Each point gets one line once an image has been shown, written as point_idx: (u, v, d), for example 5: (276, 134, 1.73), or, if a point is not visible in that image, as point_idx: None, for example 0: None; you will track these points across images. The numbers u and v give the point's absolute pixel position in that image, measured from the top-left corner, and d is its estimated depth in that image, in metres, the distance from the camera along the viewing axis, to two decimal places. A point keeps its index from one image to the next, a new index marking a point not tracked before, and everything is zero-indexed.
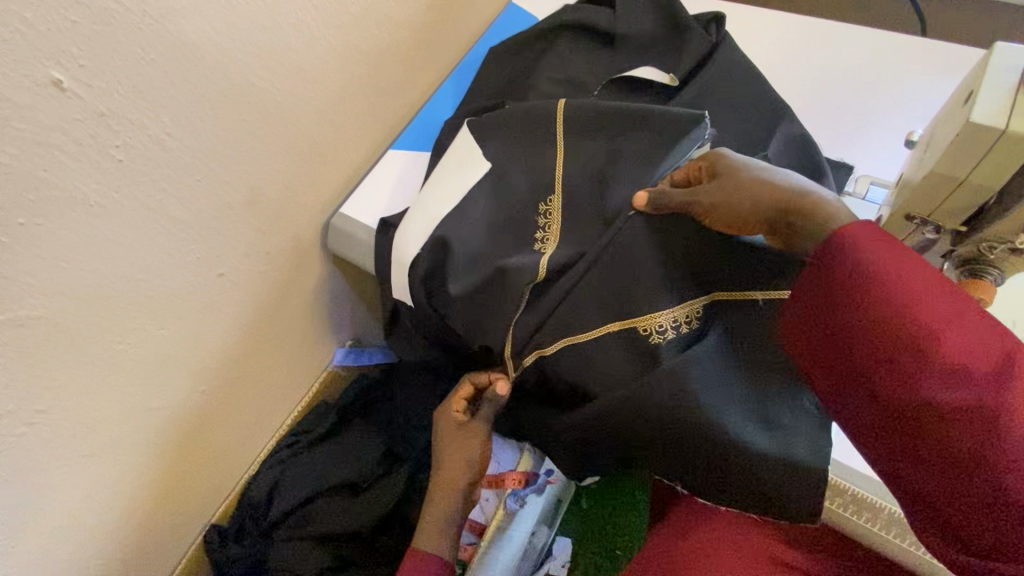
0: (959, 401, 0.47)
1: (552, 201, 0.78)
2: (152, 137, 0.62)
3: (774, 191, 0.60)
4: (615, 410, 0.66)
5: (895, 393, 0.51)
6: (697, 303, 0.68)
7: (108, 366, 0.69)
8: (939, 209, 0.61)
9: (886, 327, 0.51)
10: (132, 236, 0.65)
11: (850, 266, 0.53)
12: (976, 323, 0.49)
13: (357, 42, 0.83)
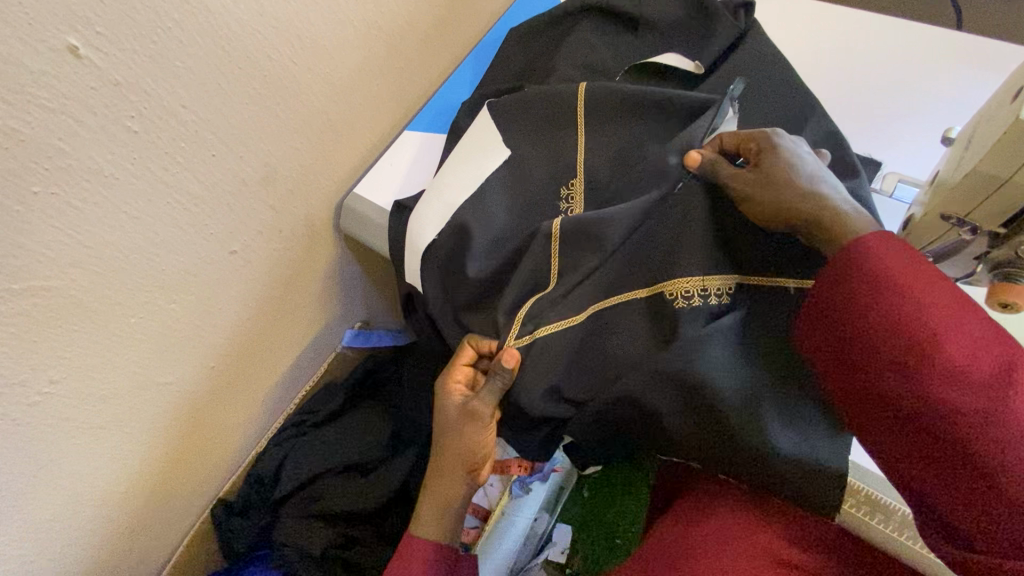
0: (964, 402, 0.49)
1: (575, 184, 0.77)
2: (168, 109, 0.61)
3: (816, 201, 0.61)
4: (635, 391, 0.64)
5: (903, 394, 0.52)
6: (729, 278, 0.66)
7: (120, 339, 0.69)
8: (980, 208, 0.59)
9: (891, 329, 0.53)
10: (147, 210, 0.64)
11: (864, 270, 0.56)
12: (982, 329, 0.51)
13: (377, 17, 0.81)
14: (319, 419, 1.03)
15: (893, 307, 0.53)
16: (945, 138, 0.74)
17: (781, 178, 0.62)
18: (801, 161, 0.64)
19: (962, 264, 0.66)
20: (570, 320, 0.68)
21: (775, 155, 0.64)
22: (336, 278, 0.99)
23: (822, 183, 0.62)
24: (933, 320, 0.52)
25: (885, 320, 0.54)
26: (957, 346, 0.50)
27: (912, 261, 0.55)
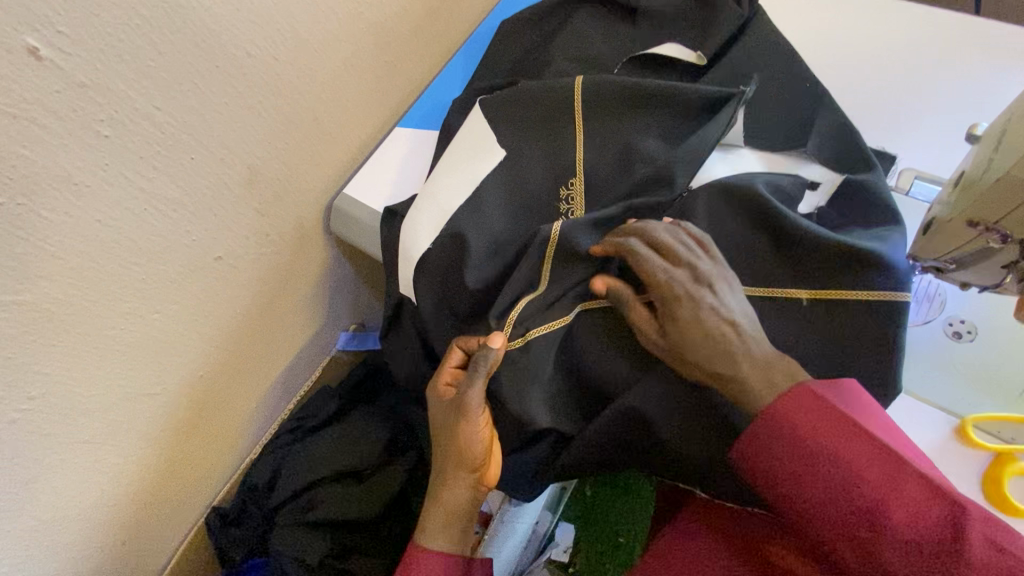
0: (919, 568, 0.47)
1: (575, 183, 0.73)
2: (141, 111, 0.58)
3: (684, 329, 0.56)
4: (639, 407, 0.62)
5: (856, 561, 0.50)
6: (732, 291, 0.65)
7: (101, 352, 0.66)
8: (1012, 214, 0.55)
9: (828, 500, 0.51)
10: (122, 218, 0.61)
11: (788, 436, 0.53)
12: (913, 485, 0.49)
13: (362, 10, 0.77)
14: (313, 425, 1.01)
15: (823, 474, 0.51)
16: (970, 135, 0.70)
17: (674, 300, 0.57)
18: (703, 272, 0.58)
19: (991, 272, 0.61)
20: (555, 322, 0.66)
21: (674, 272, 0.58)
22: (328, 282, 0.96)
23: (718, 307, 0.56)
24: (867, 486, 0.50)
25: (823, 491, 0.51)
26: (898, 513, 0.49)
27: (830, 417, 0.52)
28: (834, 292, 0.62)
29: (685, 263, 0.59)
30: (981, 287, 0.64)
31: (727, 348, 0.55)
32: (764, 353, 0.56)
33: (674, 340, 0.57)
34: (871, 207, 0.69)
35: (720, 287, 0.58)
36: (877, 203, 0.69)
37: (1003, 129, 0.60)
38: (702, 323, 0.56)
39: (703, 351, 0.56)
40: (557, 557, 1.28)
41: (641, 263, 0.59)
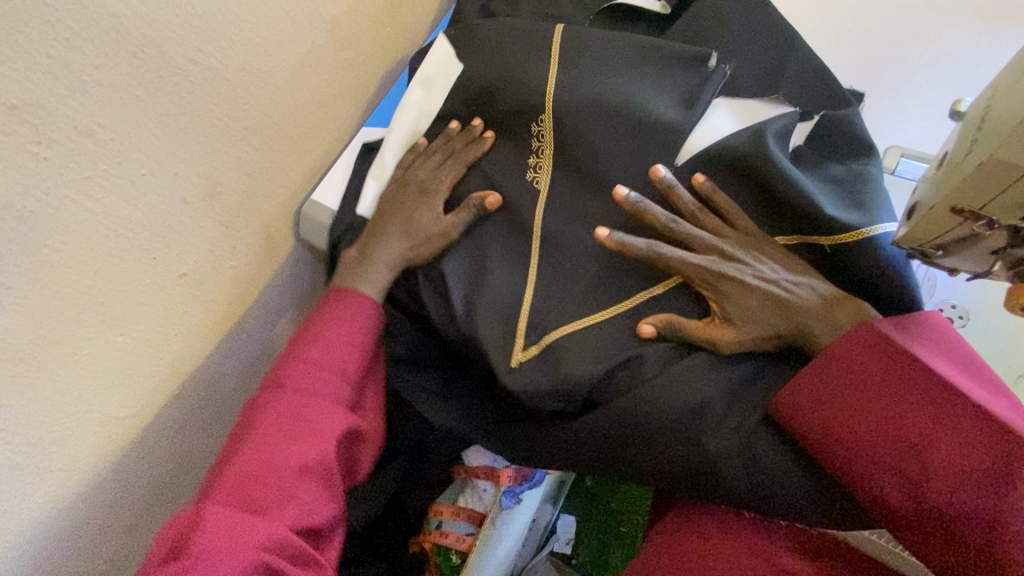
0: (963, 491, 0.55)
1: (540, 170, 0.76)
2: (81, 128, 0.55)
3: (738, 291, 0.66)
4: (691, 399, 0.65)
5: (912, 481, 0.57)
6: (764, 286, 0.66)
7: (70, 384, 0.64)
8: (994, 200, 0.52)
9: (880, 423, 0.60)
10: (73, 242, 0.58)
11: (841, 365, 0.62)
12: (966, 420, 0.57)
13: (316, 9, 0.74)
14: None
15: (878, 412, 0.60)
16: (953, 111, 0.66)
17: (729, 284, 0.67)
18: (733, 253, 0.68)
19: (980, 259, 0.58)
20: (596, 315, 0.71)
21: (713, 263, 0.67)
22: (303, 289, 0.95)
23: (761, 273, 0.67)
24: (915, 420, 0.59)
25: (871, 427, 0.60)
26: (948, 446, 0.56)
27: (887, 353, 0.61)
28: (848, 237, 0.66)
29: (714, 250, 0.68)
30: (973, 272, 0.61)
31: (802, 306, 0.66)
32: (824, 298, 0.66)
33: (737, 333, 0.66)
34: (859, 147, 0.75)
35: (755, 260, 0.68)
36: (853, 141, 0.76)
37: (984, 104, 0.57)
38: (765, 293, 0.66)
39: (787, 322, 0.66)
40: (560, 549, 1.27)
41: (690, 266, 0.68)
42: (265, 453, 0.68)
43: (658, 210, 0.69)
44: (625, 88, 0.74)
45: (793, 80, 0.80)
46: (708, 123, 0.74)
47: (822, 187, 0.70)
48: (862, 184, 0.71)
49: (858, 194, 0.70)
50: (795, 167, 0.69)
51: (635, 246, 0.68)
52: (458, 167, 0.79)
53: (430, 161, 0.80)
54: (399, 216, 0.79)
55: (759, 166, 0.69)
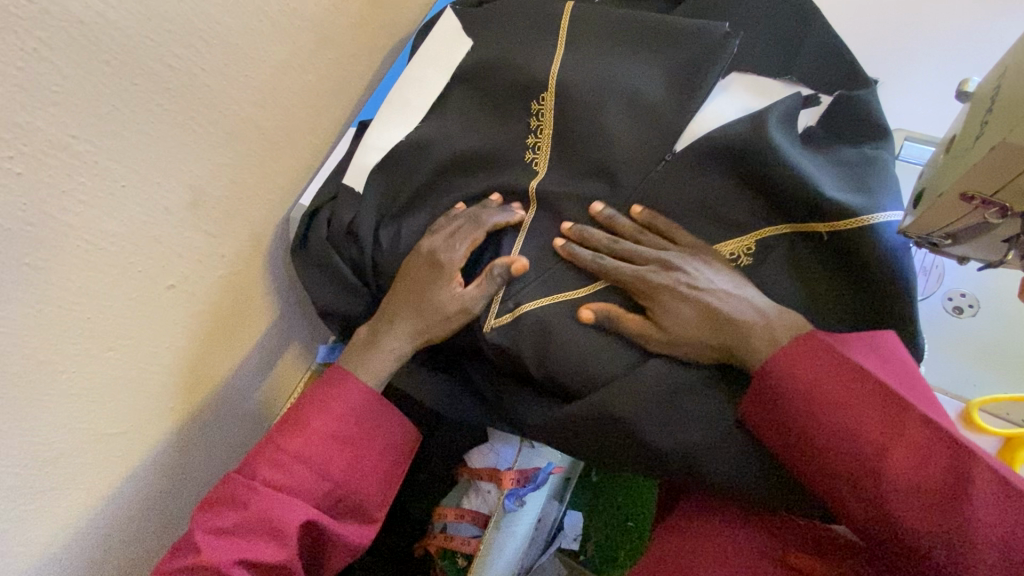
0: (919, 511, 0.51)
1: (539, 162, 0.73)
2: (54, 141, 0.53)
3: (673, 302, 0.64)
4: (664, 388, 0.64)
5: (867, 498, 0.53)
6: (700, 296, 0.64)
7: (59, 404, 0.62)
8: (1005, 186, 0.50)
9: (834, 438, 0.56)
10: (53, 258, 0.56)
11: (788, 375, 0.59)
12: (919, 433, 0.53)
13: (295, 9, 0.72)
14: None
15: (830, 424, 0.56)
16: (959, 92, 0.63)
17: (664, 294, 0.64)
18: (672, 265, 0.66)
19: (991, 246, 0.56)
20: (568, 292, 0.69)
21: (652, 273, 0.66)
22: (295, 294, 0.94)
23: (696, 283, 0.64)
24: (867, 434, 0.54)
25: (827, 438, 0.56)
26: (903, 457, 0.52)
27: (835, 362, 0.58)
28: (846, 223, 0.64)
29: (654, 262, 0.67)
30: (985, 259, 0.59)
31: (735, 318, 0.62)
32: (761, 314, 0.62)
33: (669, 342, 0.64)
34: (865, 125, 0.73)
35: (694, 270, 0.65)
36: (865, 123, 0.72)
37: (997, 84, 0.54)
38: (698, 305, 0.63)
39: (718, 332, 0.63)
40: (567, 546, 1.24)
41: (628, 275, 0.66)
42: (248, 529, 0.63)
43: (600, 233, 0.69)
44: (623, 74, 0.72)
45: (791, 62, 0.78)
46: (714, 106, 0.73)
47: (824, 170, 0.68)
48: (868, 172, 0.68)
49: (864, 181, 0.67)
50: (796, 152, 0.68)
51: (582, 258, 0.68)
52: (474, 232, 0.70)
53: (452, 223, 0.71)
54: (408, 283, 0.71)
55: (755, 152, 0.66)
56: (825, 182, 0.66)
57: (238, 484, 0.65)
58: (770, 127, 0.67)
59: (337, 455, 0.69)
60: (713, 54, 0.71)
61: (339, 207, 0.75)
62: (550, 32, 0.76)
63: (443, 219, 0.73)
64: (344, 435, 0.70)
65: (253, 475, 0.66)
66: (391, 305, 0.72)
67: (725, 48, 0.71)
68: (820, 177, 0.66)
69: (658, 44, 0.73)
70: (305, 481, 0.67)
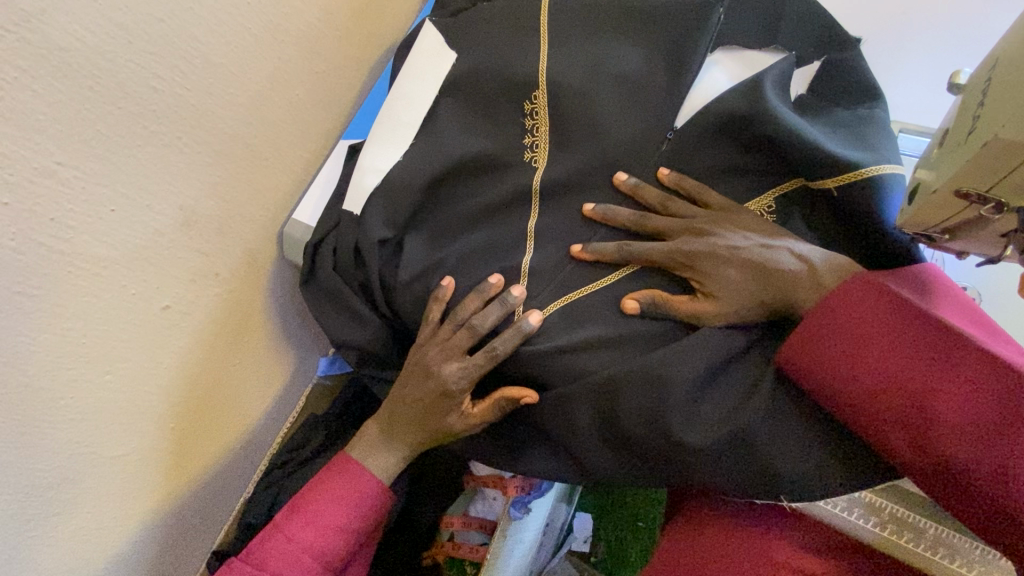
0: (979, 436, 0.48)
1: (537, 153, 0.73)
2: (41, 169, 0.53)
3: (716, 265, 0.62)
4: (706, 360, 0.61)
5: (926, 431, 0.51)
6: (744, 255, 0.61)
7: (58, 430, 0.62)
8: (1002, 182, 0.48)
9: (884, 373, 0.53)
10: (44, 286, 0.56)
11: (832, 314, 0.56)
12: (969, 362, 0.51)
13: (279, 22, 0.72)
14: (306, 457, 0.96)
15: (876, 363, 0.54)
16: (952, 85, 0.61)
17: (706, 259, 0.62)
18: (706, 229, 0.64)
19: (990, 242, 0.55)
20: (595, 284, 0.68)
21: (685, 241, 0.64)
22: (295, 309, 0.93)
23: (734, 243, 0.62)
24: (917, 367, 0.52)
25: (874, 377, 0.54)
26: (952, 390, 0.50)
27: (878, 299, 0.56)
28: (851, 177, 0.62)
29: (686, 230, 0.65)
30: (986, 256, 0.57)
31: (782, 271, 0.60)
32: (808, 263, 0.60)
33: (720, 308, 0.62)
34: (860, 88, 0.71)
35: (728, 231, 0.64)
36: (858, 83, 0.71)
37: (993, 66, 0.53)
38: (744, 264, 0.61)
39: (767, 289, 0.61)
40: (578, 548, 1.23)
41: (660, 252, 0.65)
42: None
43: (624, 210, 0.68)
44: (610, 73, 0.71)
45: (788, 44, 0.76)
46: (705, 82, 0.72)
47: (825, 132, 0.67)
48: (869, 130, 0.67)
49: (866, 140, 0.65)
50: (796, 116, 0.66)
51: (608, 249, 0.67)
52: (484, 362, 0.68)
53: (454, 341, 0.68)
54: (416, 404, 0.72)
55: (752, 120, 0.65)
56: (828, 142, 0.64)
57: (247, 571, 0.68)
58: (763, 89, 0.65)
59: (341, 548, 0.72)
60: (698, 27, 0.70)
61: (343, 234, 0.75)
62: (531, 31, 0.75)
63: (446, 330, 0.69)
64: (349, 531, 0.72)
65: (261, 565, 0.69)
66: (398, 418, 0.74)
67: (711, 19, 0.70)
68: (822, 138, 0.64)
69: (643, 33, 0.72)
70: (306, 569, 0.69)
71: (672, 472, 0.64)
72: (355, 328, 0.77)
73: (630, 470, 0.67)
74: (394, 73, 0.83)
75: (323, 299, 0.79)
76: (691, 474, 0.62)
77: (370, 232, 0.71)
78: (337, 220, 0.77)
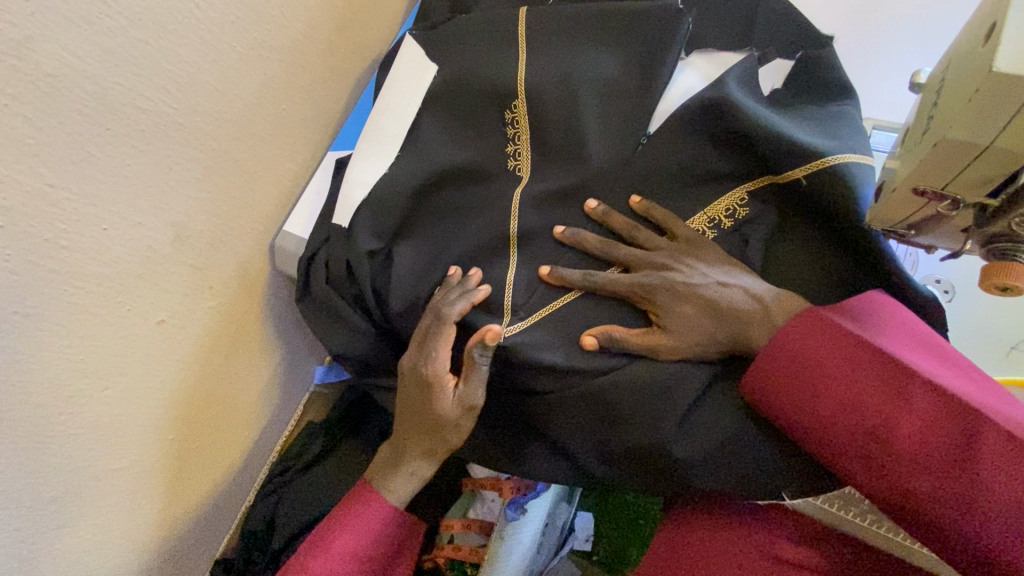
0: (937, 469, 0.49)
1: (520, 159, 0.74)
2: (34, 192, 0.54)
3: (676, 301, 0.63)
4: (686, 356, 0.63)
5: (883, 465, 0.52)
6: (701, 293, 0.62)
7: (57, 444, 0.63)
8: (956, 181, 0.50)
9: (840, 408, 0.54)
10: (40, 304, 0.57)
11: (792, 350, 0.58)
12: (922, 395, 0.52)
13: (263, 39, 0.73)
14: (303, 465, 0.98)
15: (833, 394, 0.55)
16: (913, 84, 0.62)
17: (663, 294, 0.63)
18: (666, 263, 0.65)
19: (950, 235, 0.57)
20: (555, 302, 0.69)
21: (645, 275, 0.64)
22: (290, 319, 0.95)
23: (692, 279, 0.63)
24: (872, 404, 0.53)
25: (832, 411, 0.54)
26: (909, 426, 0.51)
27: (835, 333, 0.57)
28: (817, 164, 0.63)
29: (648, 264, 0.65)
30: (949, 248, 0.59)
31: (737, 311, 0.61)
32: (760, 301, 0.61)
33: (675, 345, 0.63)
34: (831, 85, 0.73)
35: (689, 266, 0.64)
36: (830, 79, 0.72)
37: (947, 62, 0.54)
38: (700, 300, 0.62)
39: (722, 328, 0.62)
40: (579, 547, 1.24)
41: (622, 284, 0.65)
42: None
43: (591, 238, 0.68)
44: (587, 77, 0.72)
45: (761, 43, 0.78)
46: (678, 84, 0.74)
47: (795, 124, 0.68)
48: (840, 123, 0.68)
49: (835, 132, 0.67)
50: (765, 109, 0.67)
51: (574, 277, 0.67)
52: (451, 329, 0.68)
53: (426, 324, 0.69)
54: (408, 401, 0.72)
55: (724, 116, 0.66)
56: (797, 133, 0.65)
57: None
58: (729, 88, 0.67)
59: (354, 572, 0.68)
60: (669, 33, 0.71)
61: (333, 249, 0.76)
62: (509, 42, 0.76)
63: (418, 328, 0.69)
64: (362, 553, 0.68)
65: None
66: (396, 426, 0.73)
67: (681, 20, 0.71)
68: (791, 129, 0.65)
69: (616, 39, 0.73)
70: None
71: (658, 470, 0.65)
72: (349, 338, 0.79)
73: (615, 468, 0.68)
74: (378, 86, 0.85)
75: (315, 310, 0.80)
76: (672, 470, 0.64)
77: (358, 244, 0.73)
78: (327, 236, 0.78)
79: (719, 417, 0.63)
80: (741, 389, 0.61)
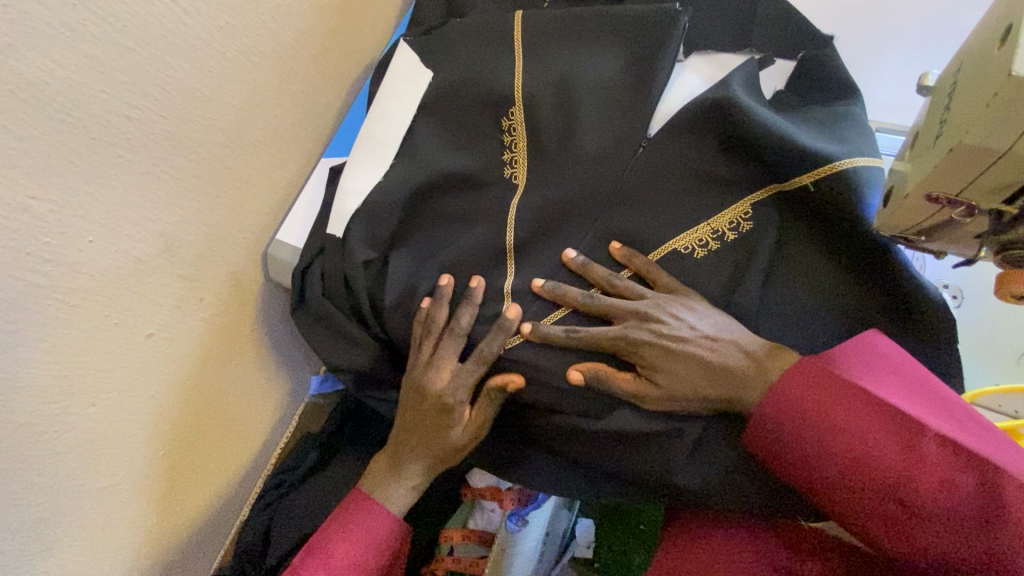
0: (955, 524, 0.49)
1: (518, 164, 0.73)
2: (15, 205, 0.52)
3: (665, 356, 0.61)
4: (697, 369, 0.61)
5: (900, 522, 0.51)
6: (688, 348, 0.61)
7: (42, 463, 0.61)
8: (971, 185, 0.49)
9: (852, 466, 0.53)
10: (22, 320, 0.56)
11: (795, 408, 0.56)
12: (933, 449, 0.50)
13: (252, 45, 0.71)
14: (298, 477, 0.96)
15: (842, 452, 0.54)
16: (922, 87, 0.61)
17: (651, 349, 0.61)
18: (650, 313, 0.62)
19: (963, 241, 0.56)
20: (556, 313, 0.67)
21: (631, 327, 0.62)
22: (284, 330, 0.93)
23: (677, 333, 0.61)
24: (884, 461, 0.52)
25: (841, 469, 0.53)
26: (924, 482, 0.50)
27: (838, 386, 0.55)
28: (826, 169, 0.62)
29: (634, 313, 0.63)
30: (957, 253, 0.59)
31: (727, 368, 0.60)
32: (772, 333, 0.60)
33: (664, 398, 0.61)
34: (835, 86, 0.71)
35: (674, 317, 0.62)
36: (834, 79, 0.71)
37: (959, 64, 0.53)
38: (686, 355, 0.61)
39: (712, 384, 0.60)
40: (581, 553, 1.21)
41: (608, 337, 0.63)
42: None
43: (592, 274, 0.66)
44: (586, 82, 0.70)
45: (761, 45, 0.76)
46: (678, 87, 0.73)
47: (800, 127, 0.67)
48: (846, 126, 0.67)
49: (841, 135, 0.66)
50: (770, 113, 0.66)
51: (556, 335, 0.64)
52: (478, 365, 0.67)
53: (444, 347, 0.68)
54: (416, 428, 0.71)
55: (728, 120, 0.65)
56: (803, 137, 0.64)
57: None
58: (734, 91, 0.66)
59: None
60: (665, 34, 0.69)
61: (329, 261, 0.74)
62: (506, 46, 0.75)
63: (426, 348, 0.69)
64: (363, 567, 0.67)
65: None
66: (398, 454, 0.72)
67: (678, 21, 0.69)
68: (796, 133, 0.64)
69: (615, 43, 0.72)
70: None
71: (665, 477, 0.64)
72: (346, 350, 0.77)
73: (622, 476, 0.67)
74: (372, 91, 0.84)
75: (311, 321, 0.79)
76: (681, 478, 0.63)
77: (354, 255, 0.71)
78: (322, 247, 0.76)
79: (727, 439, 0.64)
80: (745, 441, 0.60)
